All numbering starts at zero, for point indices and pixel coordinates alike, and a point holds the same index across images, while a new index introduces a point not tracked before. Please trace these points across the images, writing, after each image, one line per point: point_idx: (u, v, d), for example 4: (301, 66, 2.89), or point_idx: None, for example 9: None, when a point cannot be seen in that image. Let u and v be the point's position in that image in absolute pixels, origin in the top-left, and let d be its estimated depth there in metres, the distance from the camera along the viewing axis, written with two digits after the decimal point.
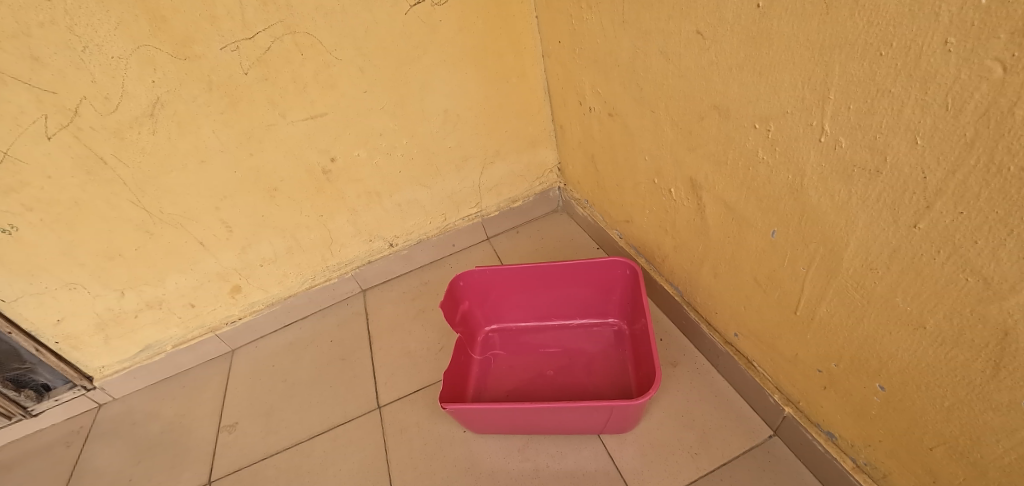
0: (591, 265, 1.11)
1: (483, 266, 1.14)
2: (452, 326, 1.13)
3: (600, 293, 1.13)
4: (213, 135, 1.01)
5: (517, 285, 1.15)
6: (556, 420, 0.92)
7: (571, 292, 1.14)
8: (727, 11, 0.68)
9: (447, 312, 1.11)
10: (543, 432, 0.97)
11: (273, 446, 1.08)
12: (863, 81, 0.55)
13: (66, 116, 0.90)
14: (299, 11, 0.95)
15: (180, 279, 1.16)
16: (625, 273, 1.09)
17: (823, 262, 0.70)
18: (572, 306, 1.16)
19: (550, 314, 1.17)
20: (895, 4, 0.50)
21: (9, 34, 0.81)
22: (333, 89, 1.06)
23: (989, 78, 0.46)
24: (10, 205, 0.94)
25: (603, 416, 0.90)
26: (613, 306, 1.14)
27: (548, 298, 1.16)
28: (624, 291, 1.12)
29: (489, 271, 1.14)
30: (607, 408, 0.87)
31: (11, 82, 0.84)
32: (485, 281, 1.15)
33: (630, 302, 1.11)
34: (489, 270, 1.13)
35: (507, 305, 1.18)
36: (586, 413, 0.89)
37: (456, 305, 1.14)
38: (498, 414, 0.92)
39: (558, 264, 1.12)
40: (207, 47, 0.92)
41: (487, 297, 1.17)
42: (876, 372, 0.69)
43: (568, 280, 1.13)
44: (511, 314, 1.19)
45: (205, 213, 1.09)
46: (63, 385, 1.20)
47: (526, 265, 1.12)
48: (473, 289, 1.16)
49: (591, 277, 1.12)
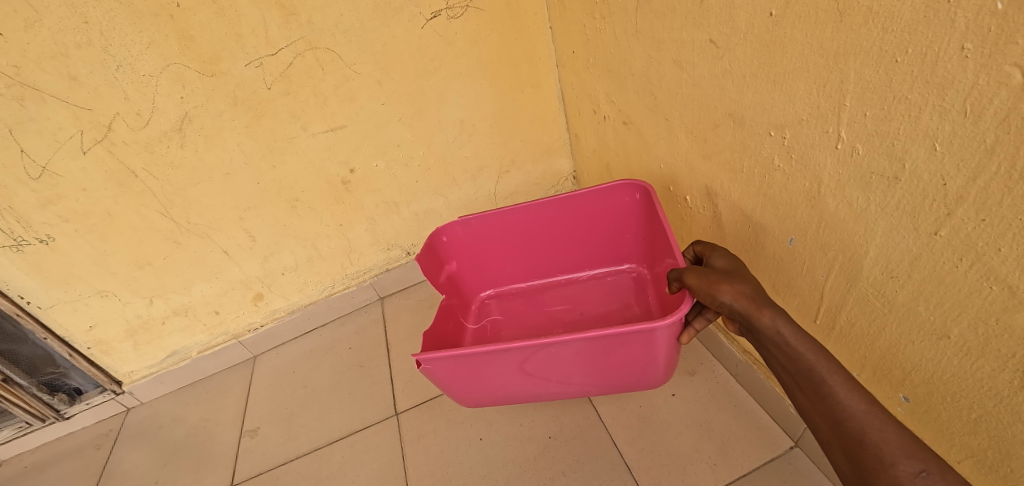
0: (598, 200, 1.08)
1: (467, 215, 1.13)
2: (439, 289, 1.12)
3: (614, 229, 1.12)
4: (237, 148, 1.04)
5: (511, 237, 1.15)
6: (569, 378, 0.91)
7: (586, 233, 1.13)
8: (740, 20, 0.68)
9: (430, 277, 1.10)
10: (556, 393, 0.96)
11: (293, 451, 1.10)
12: (879, 88, 0.55)
13: (100, 132, 0.94)
14: (320, 27, 0.98)
15: (205, 286, 1.19)
16: (635, 198, 1.05)
17: (842, 270, 0.69)
18: (589, 251, 1.15)
19: (551, 264, 1.18)
20: (909, 10, 0.50)
21: (48, 55, 0.86)
22: (352, 102, 1.08)
23: (1009, 84, 0.45)
24: (47, 216, 0.98)
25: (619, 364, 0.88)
26: (625, 242, 1.13)
27: (549, 247, 1.16)
28: (637, 218, 1.08)
29: (478, 221, 1.13)
30: (626, 350, 0.84)
31: (50, 100, 0.89)
32: (487, 236, 1.15)
33: (646, 231, 1.08)
34: (475, 219, 1.12)
35: (503, 258, 1.18)
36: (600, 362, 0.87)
37: (441, 267, 1.14)
38: (508, 376, 0.91)
39: (555, 205, 1.10)
40: (233, 64, 0.96)
41: (494, 249, 1.17)
42: (901, 382, 0.68)
43: (569, 223, 1.12)
44: (510, 270, 1.20)
45: (229, 223, 1.12)
46: (94, 389, 1.25)
47: (532, 210, 1.11)
48: (472, 243, 1.15)
49: (592, 214, 1.10)
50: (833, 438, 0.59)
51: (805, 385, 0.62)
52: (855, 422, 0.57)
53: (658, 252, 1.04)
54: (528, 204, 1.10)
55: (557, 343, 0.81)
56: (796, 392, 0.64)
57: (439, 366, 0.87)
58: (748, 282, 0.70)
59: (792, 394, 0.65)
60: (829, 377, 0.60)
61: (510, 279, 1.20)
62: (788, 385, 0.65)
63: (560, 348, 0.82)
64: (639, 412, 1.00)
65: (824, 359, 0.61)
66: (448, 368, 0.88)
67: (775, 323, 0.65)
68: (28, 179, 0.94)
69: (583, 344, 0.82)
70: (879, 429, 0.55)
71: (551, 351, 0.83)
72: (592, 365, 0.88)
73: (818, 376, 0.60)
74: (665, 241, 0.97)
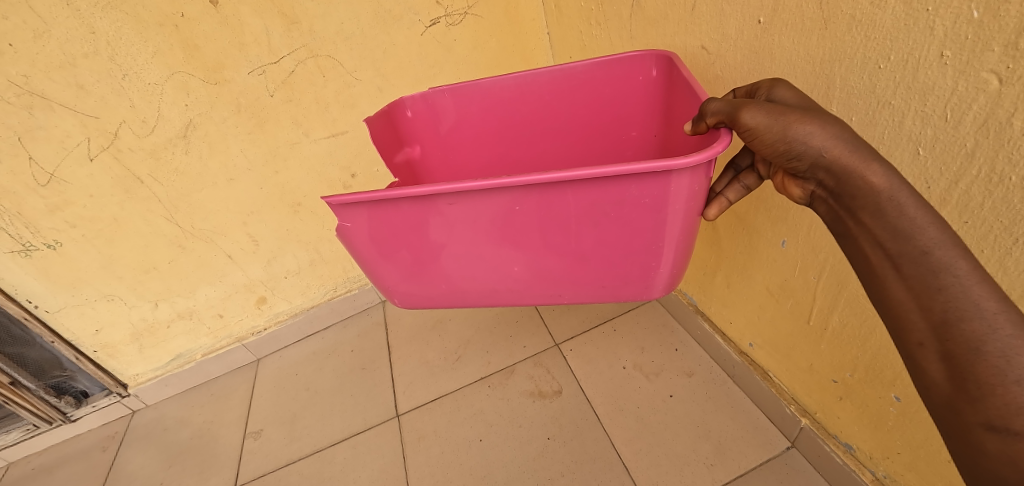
0: (601, 76, 0.83)
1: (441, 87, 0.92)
2: (392, 171, 0.96)
3: (616, 121, 0.87)
4: (241, 154, 1.06)
5: (490, 123, 0.93)
6: (545, 275, 0.71)
7: (581, 126, 0.89)
8: (730, 27, 0.69)
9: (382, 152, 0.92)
10: (526, 298, 0.75)
11: (295, 453, 1.11)
12: (863, 94, 0.56)
13: (107, 139, 0.96)
14: (321, 36, 1.01)
15: (210, 290, 1.21)
16: (650, 75, 0.81)
17: (833, 272, 0.70)
18: (581, 149, 0.91)
19: (537, 166, 0.95)
20: (890, 19, 0.51)
21: (57, 65, 0.88)
22: (353, 108, 1.10)
23: (986, 89, 0.47)
24: (55, 222, 1.00)
25: (612, 257, 0.67)
26: (631, 141, 0.88)
27: (532, 141, 0.93)
28: (649, 104, 0.83)
29: (452, 98, 0.92)
30: (625, 228, 0.63)
31: (58, 108, 0.91)
32: (458, 109, 0.92)
33: (656, 122, 0.82)
34: (449, 93, 0.91)
35: (474, 152, 0.96)
36: (586, 254, 0.67)
37: (401, 146, 0.96)
38: (462, 267, 0.72)
39: (546, 85, 0.87)
40: (236, 72, 0.98)
41: (465, 122, 0.94)
42: (891, 383, 0.70)
43: (561, 110, 0.88)
44: (483, 166, 0.98)
45: (233, 228, 1.14)
46: (100, 392, 1.27)
47: (515, 87, 0.87)
48: (436, 119, 0.94)
49: (589, 100, 0.86)
50: (932, 336, 0.44)
51: (909, 270, 0.45)
52: (971, 324, 0.42)
53: (673, 142, 0.78)
54: (513, 78, 0.87)
55: (511, 186, 0.61)
56: (892, 278, 0.46)
57: (363, 224, 0.68)
58: (842, 122, 0.49)
59: (880, 277, 0.47)
60: (952, 264, 0.43)
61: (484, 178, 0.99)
62: (875, 264, 0.47)
63: (516, 199, 0.63)
64: (637, 413, 1.01)
65: (950, 239, 0.44)
66: (379, 224, 0.68)
67: (887, 184, 0.46)
68: (36, 185, 0.96)
69: (547, 194, 0.62)
70: (1011, 334, 0.41)
71: (506, 201, 0.64)
72: (564, 249, 0.67)
73: (941, 261, 0.43)
74: (685, 122, 0.73)
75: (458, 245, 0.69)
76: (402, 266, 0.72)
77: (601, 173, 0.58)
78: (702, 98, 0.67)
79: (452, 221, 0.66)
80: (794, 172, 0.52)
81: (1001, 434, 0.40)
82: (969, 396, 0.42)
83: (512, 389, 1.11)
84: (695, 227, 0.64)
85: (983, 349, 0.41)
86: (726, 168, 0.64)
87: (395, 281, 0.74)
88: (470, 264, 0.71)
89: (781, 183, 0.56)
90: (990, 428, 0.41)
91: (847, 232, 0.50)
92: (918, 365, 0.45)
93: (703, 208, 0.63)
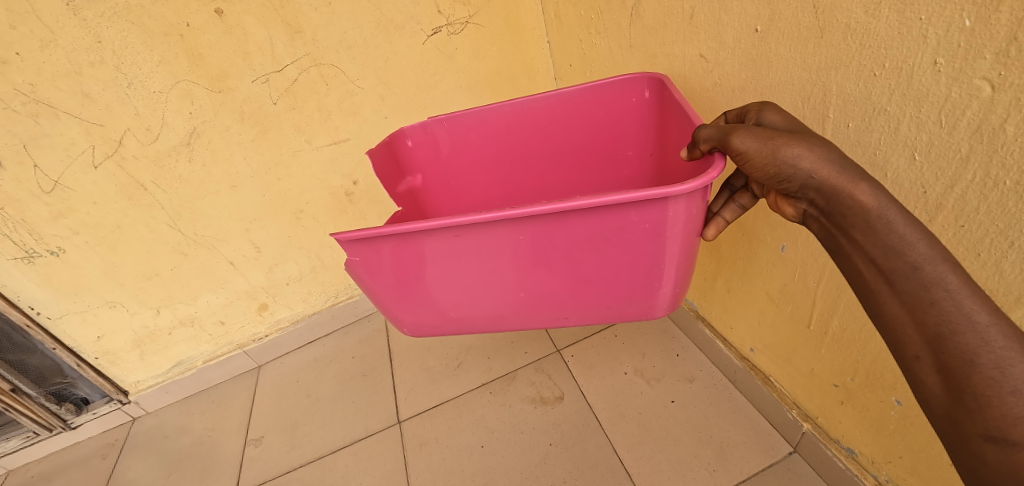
0: (596, 98, 0.85)
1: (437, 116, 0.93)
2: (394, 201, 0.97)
3: (612, 141, 0.88)
4: (244, 162, 1.07)
5: (487, 150, 0.94)
6: (549, 300, 0.71)
7: (578, 147, 0.90)
8: (727, 35, 0.71)
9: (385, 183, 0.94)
10: (531, 322, 0.75)
11: (296, 460, 1.11)
12: (859, 101, 0.57)
13: (111, 146, 0.97)
14: (324, 45, 1.02)
15: (211, 297, 1.21)
16: (643, 96, 0.82)
17: (832, 277, 0.71)
18: (579, 170, 0.92)
19: (536, 188, 0.96)
20: (885, 27, 0.52)
21: (63, 74, 0.89)
22: (355, 115, 1.11)
23: (979, 96, 0.48)
24: (59, 228, 1.01)
25: (614, 280, 0.68)
26: (628, 160, 0.89)
27: (530, 165, 0.94)
28: (644, 124, 0.84)
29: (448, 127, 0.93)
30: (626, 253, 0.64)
31: (63, 116, 0.92)
32: (455, 137, 0.93)
33: (651, 141, 0.84)
34: (446, 122, 0.92)
35: (472, 177, 0.97)
36: (589, 278, 0.68)
37: (401, 175, 0.97)
38: (466, 295, 0.72)
39: (541, 110, 0.88)
40: (240, 80, 0.99)
41: (463, 149, 0.95)
42: (892, 387, 0.70)
43: (557, 133, 0.89)
44: (484, 191, 0.99)
45: (235, 235, 1.15)
46: (101, 399, 1.27)
47: (511, 113, 0.89)
48: (434, 147, 0.95)
49: (584, 123, 0.87)
50: (926, 349, 0.45)
51: (901, 284, 0.46)
52: (964, 337, 0.43)
53: (668, 161, 0.79)
54: (508, 104, 0.88)
55: (511, 219, 0.62)
56: (886, 293, 0.47)
57: (366, 259, 0.69)
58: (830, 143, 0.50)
59: (875, 292, 0.48)
60: (943, 278, 0.44)
61: (485, 203, 0.99)
62: (868, 279, 0.48)
63: (516, 230, 0.64)
64: (639, 419, 1.01)
65: (939, 254, 0.45)
66: (383, 259, 0.69)
67: (875, 202, 0.47)
68: (40, 192, 0.96)
69: (547, 224, 0.63)
70: (1003, 346, 0.41)
71: (505, 232, 0.64)
72: (567, 275, 0.68)
73: (930, 276, 0.44)
74: (679, 140, 0.74)
75: (459, 274, 0.70)
76: (407, 297, 0.73)
77: (600, 202, 0.59)
78: (696, 123, 0.68)
79: (452, 252, 0.67)
80: (785, 191, 0.53)
81: (999, 445, 0.41)
82: (965, 408, 0.43)
83: (513, 396, 1.12)
84: (695, 247, 0.65)
85: (976, 361, 0.42)
86: (721, 188, 0.65)
87: (402, 312, 0.75)
88: (473, 292, 0.72)
89: (774, 201, 0.56)
90: (988, 439, 0.42)
91: (839, 248, 0.51)
92: (916, 376, 0.46)
93: (701, 228, 0.65)
